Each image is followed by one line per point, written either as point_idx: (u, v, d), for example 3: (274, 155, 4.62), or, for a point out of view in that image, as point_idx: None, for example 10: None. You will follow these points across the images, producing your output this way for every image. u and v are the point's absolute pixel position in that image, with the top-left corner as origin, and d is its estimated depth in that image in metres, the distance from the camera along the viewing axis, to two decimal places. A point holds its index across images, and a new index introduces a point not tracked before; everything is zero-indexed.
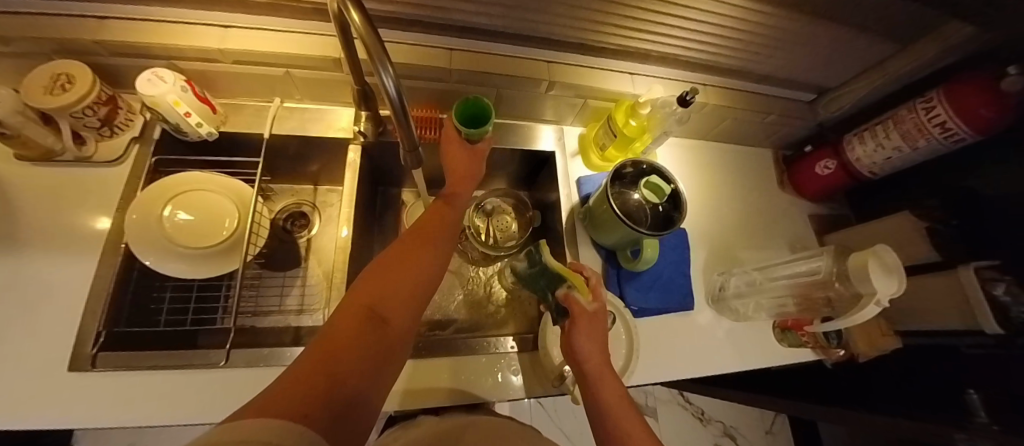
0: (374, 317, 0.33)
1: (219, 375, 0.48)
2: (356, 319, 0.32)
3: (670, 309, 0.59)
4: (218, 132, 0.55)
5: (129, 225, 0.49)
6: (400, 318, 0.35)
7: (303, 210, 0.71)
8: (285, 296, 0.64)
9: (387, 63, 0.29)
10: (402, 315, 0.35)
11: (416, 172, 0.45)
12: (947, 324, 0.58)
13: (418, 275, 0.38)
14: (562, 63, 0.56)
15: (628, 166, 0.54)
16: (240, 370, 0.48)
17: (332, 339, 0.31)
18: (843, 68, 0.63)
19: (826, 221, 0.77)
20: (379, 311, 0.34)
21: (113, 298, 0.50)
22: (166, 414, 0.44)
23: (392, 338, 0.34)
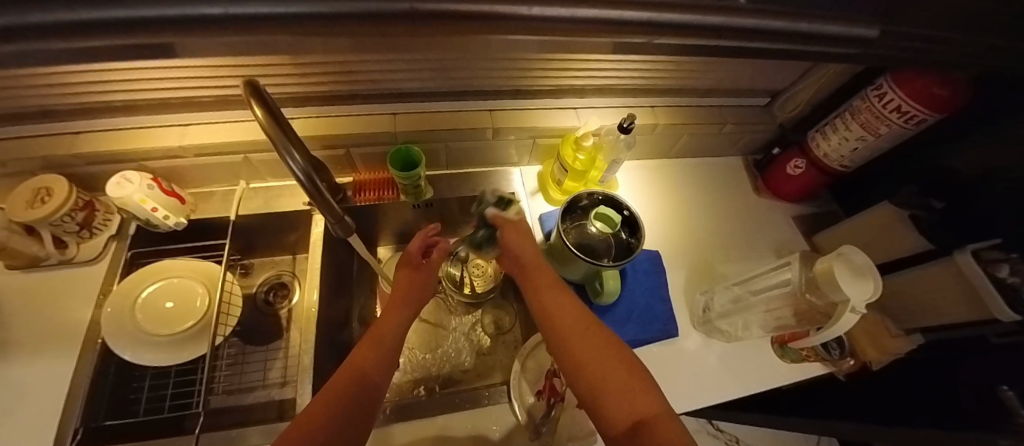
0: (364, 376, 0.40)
1: None
2: (349, 375, 0.40)
3: (653, 339, 0.56)
4: (187, 221, 0.57)
5: (104, 319, 0.51)
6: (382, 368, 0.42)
7: (283, 280, 0.72)
8: (268, 370, 0.63)
9: (291, 149, 0.32)
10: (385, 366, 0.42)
11: (354, 237, 0.46)
12: (958, 317, 0.54)
13: (375, 392, 0.40)
14: (503, 110, 0.58)
15: (583, 199, 0.54)
16: None
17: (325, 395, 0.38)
18: (785, 71, 0.64)
19: (812, 220, 0.74)
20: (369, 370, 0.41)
21: (89, 394, 0.51)
22: None
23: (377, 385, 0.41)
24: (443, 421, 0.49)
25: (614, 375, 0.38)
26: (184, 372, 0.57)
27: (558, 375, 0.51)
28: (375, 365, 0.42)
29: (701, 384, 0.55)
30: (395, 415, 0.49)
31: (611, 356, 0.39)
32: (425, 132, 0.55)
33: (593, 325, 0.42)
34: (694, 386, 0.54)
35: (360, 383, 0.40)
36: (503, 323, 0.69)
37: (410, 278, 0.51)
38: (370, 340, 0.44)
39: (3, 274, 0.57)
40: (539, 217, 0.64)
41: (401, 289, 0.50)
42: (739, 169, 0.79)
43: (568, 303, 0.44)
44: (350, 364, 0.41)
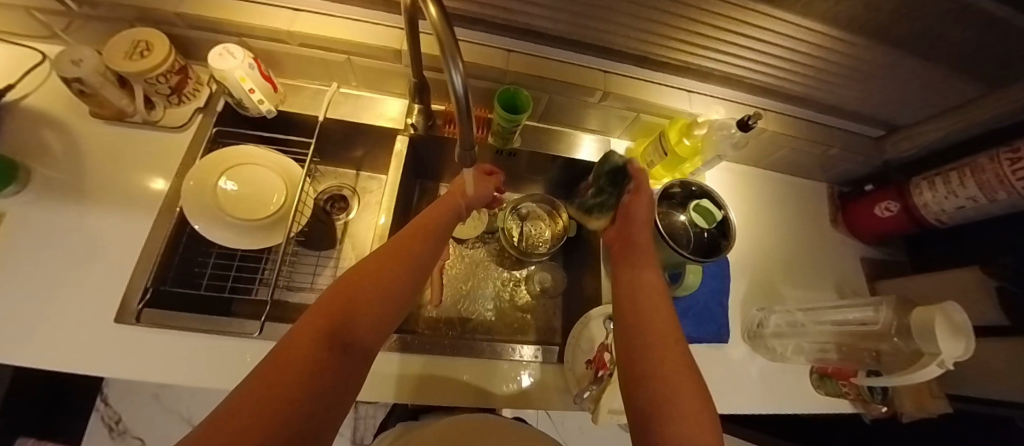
0: (340, 336, 0.29)
1: (252, 344, 0.48)
2: (323, 330, 0.29)
3: (703, 339, 0.57)
4: (277, 111, 0.56)
5: (185, 191, 0.51)
6: (365, 329, 0.31)
7: (343, 194, 0.71)
8: (317, 276, 0.64)
9: (457, 59, 0.27)
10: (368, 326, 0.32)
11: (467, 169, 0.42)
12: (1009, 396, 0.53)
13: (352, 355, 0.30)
14: (618, 74, 0.55)
15: (676, 187, 0.52)
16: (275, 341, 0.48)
17: (289, 351, 0.27)
18: (916, 107, 0.59)
19: (878, 266, 0.72)
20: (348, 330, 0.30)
21: (163, 258, 0.51)
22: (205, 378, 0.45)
23: (356, 351, 0.30)
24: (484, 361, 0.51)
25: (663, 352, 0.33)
26: (248, 259, 0.59)
27: (608, 350, 0.51)
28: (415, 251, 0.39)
29: (736, 392, 0.56)
30: (448, 350, 0.50)
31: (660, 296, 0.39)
32: (537, 77, 0.52)
33: (669, 317, 0.36)
34: (729, 393, 0.55)
35: (341, 337, 0.29)
36: (549, 288, 0.69)
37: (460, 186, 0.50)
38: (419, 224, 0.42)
39: (89, 121, 0.57)
40: None
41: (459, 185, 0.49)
42: (821, 197, 0.76)
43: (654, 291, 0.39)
44: (324, 310, 0.30)
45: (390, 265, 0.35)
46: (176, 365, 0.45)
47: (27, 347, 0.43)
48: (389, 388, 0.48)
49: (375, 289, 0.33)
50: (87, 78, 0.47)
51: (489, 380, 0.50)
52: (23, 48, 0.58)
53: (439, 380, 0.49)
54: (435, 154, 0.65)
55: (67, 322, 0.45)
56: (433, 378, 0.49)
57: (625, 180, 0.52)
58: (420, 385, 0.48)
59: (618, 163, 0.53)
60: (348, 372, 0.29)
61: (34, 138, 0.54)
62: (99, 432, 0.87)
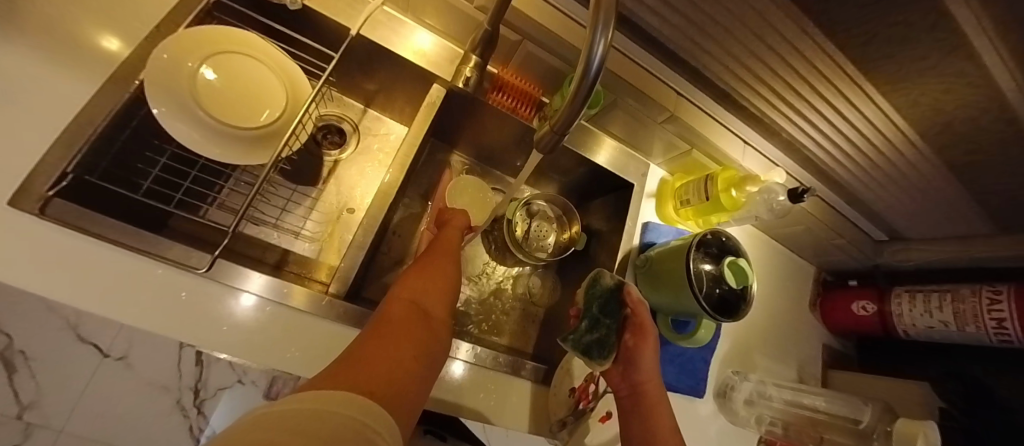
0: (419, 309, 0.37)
1: (215, 286, 0.36)
2: (405, 309, 0.36)
3: (680, 390, 0.56)
4: (302, 4, 0.45)
5: (152, 64, 0.37)
6: (438, 309, 0.39)
7: (342, 128, 0.61)
8: (286, 213, 0.54)
9: (608, 25, 0.22)
10: (440, 306, 0.39)
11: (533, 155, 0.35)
12: None
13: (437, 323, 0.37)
14: (692, 102, 0.51)
15: (709, 236, 0.49)
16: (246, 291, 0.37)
17: (386, 324, 0.33)
18: (929, 223, 0.63)
19: (836, 356, 0.76)
20: (422, 305, 0.38)
21: (100, 137, 0.36)
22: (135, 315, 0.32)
23: (438, 324, 0.37)
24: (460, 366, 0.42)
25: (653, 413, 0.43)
26: (207, 170, 0.48)
27: (594, 382, 0.48)
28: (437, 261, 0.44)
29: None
30: None
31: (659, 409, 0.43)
32: (615, 76, 0.46)
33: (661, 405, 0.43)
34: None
35: (419, 314, 0.36)
36: (536, 294, 0.66)
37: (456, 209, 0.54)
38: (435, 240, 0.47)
39: None
40: (643, 224, 0.60)
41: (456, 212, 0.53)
42: (807, 279, 0.77)
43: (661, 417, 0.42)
44: (396, 303, 0.37)
45: (433, 266, 0.43)
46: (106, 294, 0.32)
47: None
48: None
49: (429, 285, 0.41)
50: None
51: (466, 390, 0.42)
52: None
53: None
54: (468, 118, 0.57)
55: None
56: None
57: (620, 310, 0.45)
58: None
59: (611, 286, 0.45)
60: (437, 342, 0.36)
61: None
62: None
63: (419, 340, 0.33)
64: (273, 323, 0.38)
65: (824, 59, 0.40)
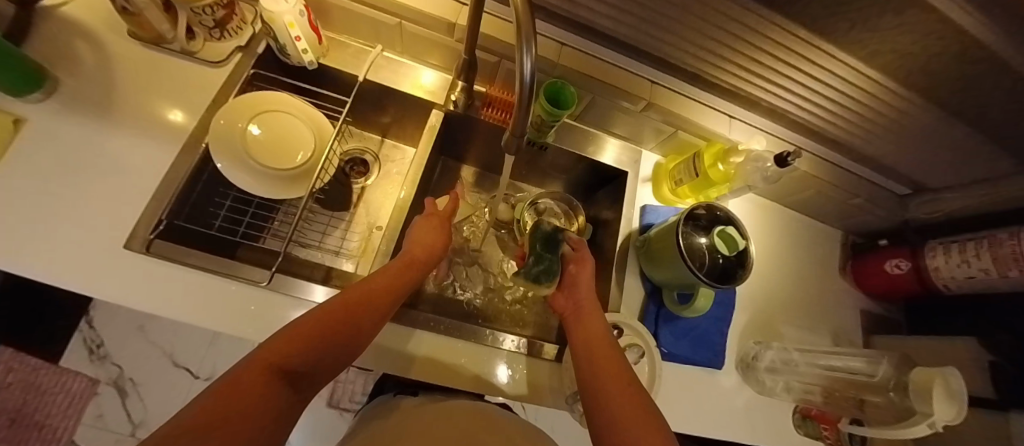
0: (293, 371, 0.28)
1: (260, 293, 0.47)
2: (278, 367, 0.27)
3: (697, 362, 0.57)
4: (319, 63, 0.56)
5: (215, 129, 0.49)
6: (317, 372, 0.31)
7: (365, 158, 0.71)
8: (327, 235, 0.63)
9: (532, 42, 0.28)
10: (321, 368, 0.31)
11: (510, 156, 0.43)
12: None
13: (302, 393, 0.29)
14: (666, 87, 0.55)
15: (701, 210, 0.52)
16: (283, 295, 0.47)
17: (237, 384, 0.25)
18: (944, 170, 0.61)
19: (877, 321, 0.73)
20: (299, 367, 0.29)
21: (182, 192, 0.50)
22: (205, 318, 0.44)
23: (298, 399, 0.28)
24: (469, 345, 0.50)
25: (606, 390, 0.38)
26: (263, 207, 0.59)
27: None
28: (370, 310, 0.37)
29: (719, 419, 0.57)
30: (455, 330, 0.50)
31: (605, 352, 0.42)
32: (585, 75, 0.51)
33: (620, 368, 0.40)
34: (710, 419, 0.56)
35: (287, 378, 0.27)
36: None
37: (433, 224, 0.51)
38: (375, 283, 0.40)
39: (126, 41, 0.55)
40: (642, 208, 0.63)
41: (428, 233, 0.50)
42: (834, 244, 0.76)
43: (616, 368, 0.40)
44: (269, 357, 0.28)
45: (355, 316, 0.35)
46: (185, 299, 0.45)
47: (37, 263, 0.43)
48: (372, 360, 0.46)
49: (332, 337, 0.32)
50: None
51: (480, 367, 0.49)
52: None
53: (424, 350, 0.48)
54: (468, 134, 0.64)
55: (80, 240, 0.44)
56: (420, 359, 0.47)
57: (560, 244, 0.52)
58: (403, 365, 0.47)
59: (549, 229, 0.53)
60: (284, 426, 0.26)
61: (65, 47, 0.53)
62: (78, 353, 0.86)
63: (268, 416, 0.25)
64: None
65: (770, 29, 0.43)
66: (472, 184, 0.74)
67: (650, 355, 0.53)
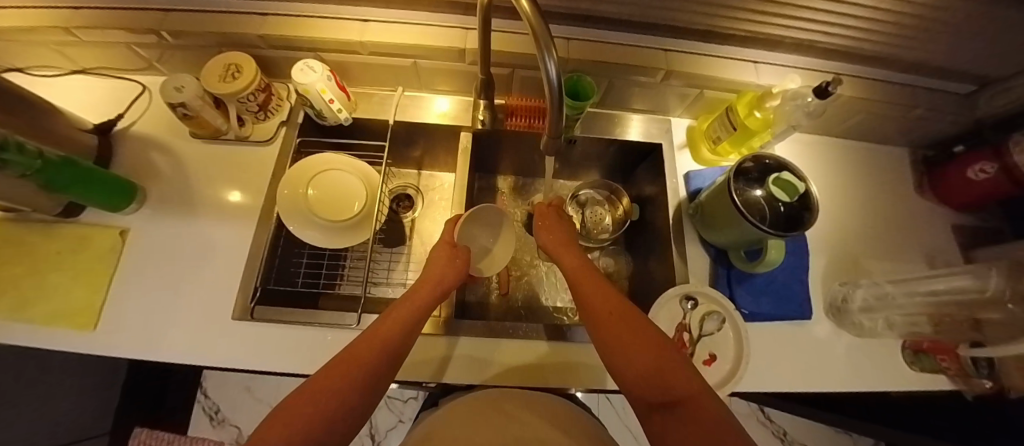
0: None
1: (349, 334, 0.53)
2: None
3: (784, 317, 0.55)
4: (352, 117, 0.60)
5: (281, 199, 0.56)
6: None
7: (408, 193, 0.75)
8: (392, 272, 0.68)
9: (551, 48, 0.30)
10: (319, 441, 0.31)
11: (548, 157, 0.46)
12: None
13: None
14: (682, 52, 0.54)
15: (748, 162, 0.51)
16: None
17: None
18: (1010, 60, 0.53)
19: (973, 234, 0.66)
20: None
21: (266, 261, 0.57)
22: (309, 364, 0.51)
23: None
24: (535, 344, 0.55)
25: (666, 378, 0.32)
26: (334, 258, 0.64)
27: (687, 330, 0.52)
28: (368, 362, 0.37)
29: (823, 370, 0.55)
30: (541, 333, 0.55)
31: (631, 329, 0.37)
32: (598, 63, 0.52)
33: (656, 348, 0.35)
34: (809, 372, 0.54)
35: None
36: (613, 272, 0.70)
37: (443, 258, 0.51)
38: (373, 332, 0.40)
39: (191, 142, 0.63)
40: (685, 175, 0.62)
41: (436, 268, 0.50)
42: (902, 163, 0.71)
43: (627, 325, 0.37)
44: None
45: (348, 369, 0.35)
46: (287, 350, 0.51)
47: (168, 347, 0.51)
48: (467, 371, 0.53)
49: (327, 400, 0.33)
50: (190, 102, 0.52)
51: (557, 361, 0.54)
52: (124, 80, 0.65)
53: (505, 353, 0.54)
54: (497, 147, 0.67)
55: (200, 318, 0.53)
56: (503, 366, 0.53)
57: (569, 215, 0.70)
58: (491, 372, 0.53)
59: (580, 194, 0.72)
60: None
61: (145, 160, 0.62)
62: (202, 421, 0.97)
63: None
64: (416, 348, 0.53)
65: None
66: (511, 193, 0.76)
67: (733, 321, 0.53)
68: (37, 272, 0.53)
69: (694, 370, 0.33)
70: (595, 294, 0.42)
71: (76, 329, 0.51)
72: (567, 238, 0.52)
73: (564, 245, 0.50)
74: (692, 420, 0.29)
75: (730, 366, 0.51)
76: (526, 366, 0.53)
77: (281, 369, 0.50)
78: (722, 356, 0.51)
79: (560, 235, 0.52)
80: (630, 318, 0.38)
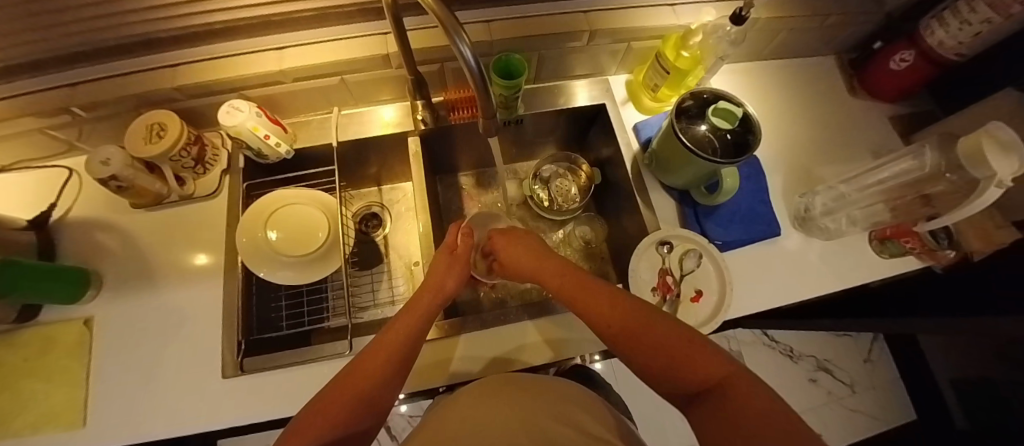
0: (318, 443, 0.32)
1: (346, 361, 0.52)
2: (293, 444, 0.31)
3: (756, 239, 0.57)
4: (294, 149, 0.59)
5: (242, 248, 0.54)
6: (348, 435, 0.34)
7: (374, 211, 0.75)
8: (377, 292, 0.67)
9: (461, 32, 0.29)
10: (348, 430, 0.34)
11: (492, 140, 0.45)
12: None
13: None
14: (600, 10, 0.55)
15: (688, 100, 0.52)
16: None
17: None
18: None
19: (909, 121, 0.70)
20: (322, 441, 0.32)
21: (244, 311, 0.55)
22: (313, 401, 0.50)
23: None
24: (525, 325, 0.56)
25: (693, 359, 0.34)
26: (313, 292, 0.63)
27: (669, 273, 0.53)
28: (380, 375, 0.38)
29: (801, 279, 0.57)
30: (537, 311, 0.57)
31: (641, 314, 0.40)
32: (524, 38, 0.53)
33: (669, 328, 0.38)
34: (790, 284, 0.57)
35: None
36: (591, 238, 0.72)
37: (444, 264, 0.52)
38: (379, 342, 0.41)
39: (136, 213, 0.61)
40: (633, 127, 0.63)
41: (438, 274, 0.51)
42: (831, 70, 0.74)
43: (626, 308, 0.41)
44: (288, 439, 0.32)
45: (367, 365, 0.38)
46: (287, 393, 0.50)
47: (164, 422, 0.49)
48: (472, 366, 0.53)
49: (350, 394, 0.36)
50: (121, 173, 0.49)
51: (549, 335, 0.56)
52: (47, 167, 0.61)
53: (500, 341, 0.55)
54: (449, 144, 0.67)
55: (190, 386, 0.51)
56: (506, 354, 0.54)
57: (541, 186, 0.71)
58: (493, 363, 0.54)
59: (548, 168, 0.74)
60: None
61: (92, 243, 0.59)
62: None
63: None
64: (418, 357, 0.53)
65: None
66: (476, 186, 0.76)
67: (708, 253, 0.55)
68: (6, 387, 0.50)
69: (714, 349, 0.35)
70: (591, 297, 0.43)
71: (62, 430, 0.49)
72: (539, 253, 0.53)
73: (545, 259, 0.52)
74: (728, 397, 0.31)
75: (716, 297, 0.53)
76: (522, 347, 0.55)
77: (285, 413, 0.50)
78: (706, 288, 0.53)
79: (531, 254, 0.53)
80: (637, 315, 0.40)
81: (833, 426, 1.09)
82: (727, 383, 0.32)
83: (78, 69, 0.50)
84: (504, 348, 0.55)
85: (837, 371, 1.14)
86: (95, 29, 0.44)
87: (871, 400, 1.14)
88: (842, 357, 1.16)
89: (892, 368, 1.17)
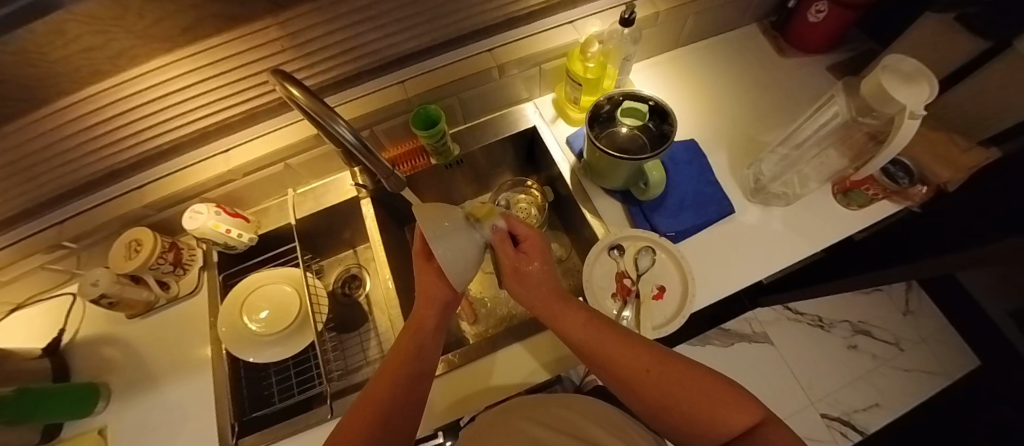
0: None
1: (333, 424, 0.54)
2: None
3: (710, 221, 0.57)
4: (258, 234, 0.64)
5: (223, 337, 0.58)
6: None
7: (353, 272, 0.78)
8: (366, 350, 0.69)
9: (335, 116, 0.33)
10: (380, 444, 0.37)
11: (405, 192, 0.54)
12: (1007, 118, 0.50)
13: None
14: (501, 45, 0.58)
15: (604, 105, 0.53)
16: None
17: None
18: None
19: (848, 65, 0.69)
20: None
21: (233, 395, 0.58)
22: None
23: None
24: (506, 354, 0.56)
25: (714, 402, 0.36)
26: (301, 363, 0.65)
27: (626, 275, 0.53)
28: (394, 406, 0.39)
29: (771, 251, 0.55)
30: (511, 339, 0.57)
31: (654, 359, 0.39)
32: (435, 89, 0.56)
33: (690, 373, 0.38)
34: (758, 258, 0.55)
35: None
36: (560, 253, 0.72)
37: (433, 272, 0.46)
38: (386, 375, 0.41)
39: (136, 322, 0.66)
40: (567, 141, 0.66)
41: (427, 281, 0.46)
42: (755, 37, 0.74)
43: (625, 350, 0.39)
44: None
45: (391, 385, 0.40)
46: None
47: None
48: (458, 406, 0.53)
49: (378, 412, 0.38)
50: (109, 290, 0.54)
51: (531, 362, 0.55)
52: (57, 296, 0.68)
53: (482, 377, 0.55)
54: (402, 196, 0.70)
55: None
56: (489, 387, 0.54)
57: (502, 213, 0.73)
58: (476, 399, 0.54)
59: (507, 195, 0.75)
60: None
61: (101, 358, 0.64)
62: None
63: None
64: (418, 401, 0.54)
65: None
66: None
67: (662, 246, 0.54)
68: None
69: (744, 394, 0.37)
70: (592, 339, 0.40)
71: None
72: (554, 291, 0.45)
73: (558, 301, 0.44)
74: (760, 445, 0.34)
75: (680, 289, 0.52)
76: (503, 379, 0.55)
77: None
78: (669, 282, 0.53)
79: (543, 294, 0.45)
80: (676, 364, 0.39)
81: (893, 393, 0.93)
82: (762, 428, 0.35)
83: (64, 208, 0.56)
84: (484, 384, 0.54)
85: (878, 332, 0.98)
86: (69, 171, 0.51)
87: (927, 355, 0.97)
88: (879, 315, 1.00)
89: (936, 314, 1.01)
